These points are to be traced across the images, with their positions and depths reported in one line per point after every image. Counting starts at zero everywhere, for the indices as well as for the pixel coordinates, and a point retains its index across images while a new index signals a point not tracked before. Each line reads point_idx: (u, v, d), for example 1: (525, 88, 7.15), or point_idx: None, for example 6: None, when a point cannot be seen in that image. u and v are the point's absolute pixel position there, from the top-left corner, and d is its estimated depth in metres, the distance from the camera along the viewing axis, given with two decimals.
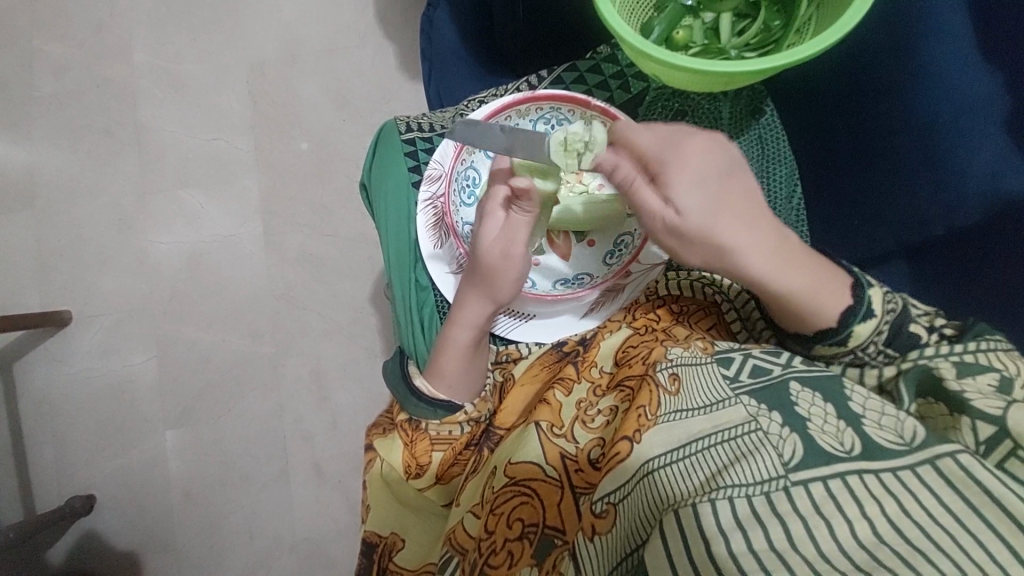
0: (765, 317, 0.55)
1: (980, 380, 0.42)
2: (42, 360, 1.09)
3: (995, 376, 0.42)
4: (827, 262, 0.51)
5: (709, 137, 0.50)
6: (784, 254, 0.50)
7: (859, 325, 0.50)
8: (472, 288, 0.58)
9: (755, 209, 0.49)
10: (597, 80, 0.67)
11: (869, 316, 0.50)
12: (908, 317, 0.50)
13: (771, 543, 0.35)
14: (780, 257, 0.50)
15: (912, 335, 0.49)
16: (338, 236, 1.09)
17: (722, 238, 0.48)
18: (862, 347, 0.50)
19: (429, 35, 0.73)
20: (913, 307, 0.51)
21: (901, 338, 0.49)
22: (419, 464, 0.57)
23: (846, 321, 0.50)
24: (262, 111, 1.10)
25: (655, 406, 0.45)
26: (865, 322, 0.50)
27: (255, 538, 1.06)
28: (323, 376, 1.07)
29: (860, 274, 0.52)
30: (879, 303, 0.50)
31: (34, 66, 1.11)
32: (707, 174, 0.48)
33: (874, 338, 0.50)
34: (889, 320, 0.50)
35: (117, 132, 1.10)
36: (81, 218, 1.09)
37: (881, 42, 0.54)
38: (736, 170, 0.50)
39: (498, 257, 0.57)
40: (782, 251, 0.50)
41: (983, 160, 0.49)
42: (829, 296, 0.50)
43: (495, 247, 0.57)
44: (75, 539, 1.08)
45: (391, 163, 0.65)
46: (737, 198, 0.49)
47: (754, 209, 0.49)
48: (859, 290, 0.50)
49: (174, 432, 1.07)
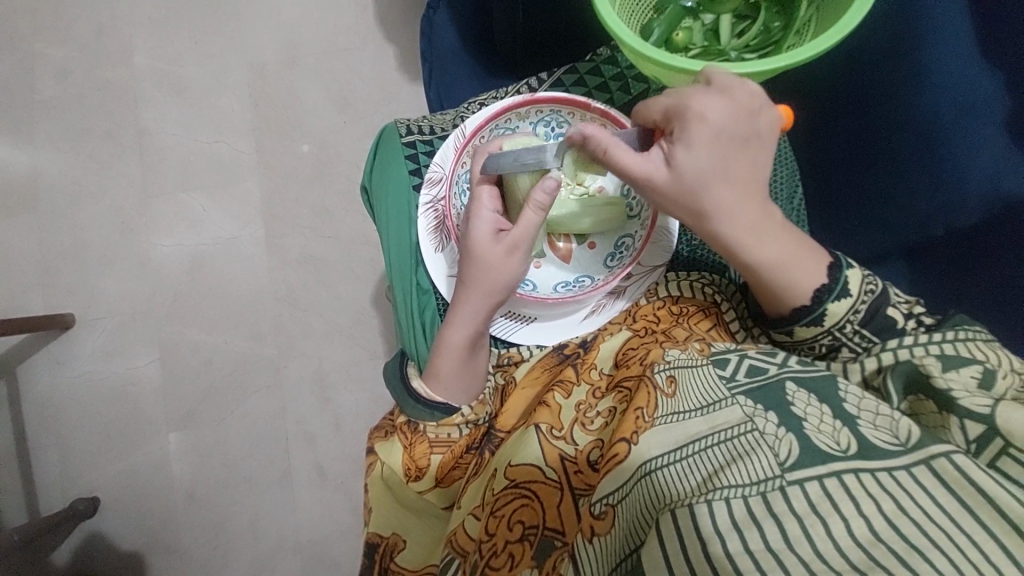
0: (756, 312, 0.57)
1: (965, 374, 0.42)
2: (45, 363, 1.10)
3: (978, 370, 0.43)
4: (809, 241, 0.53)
5: (733, 104, 0.48)
6: (764, 226, 0.51)
7: (834, 303, 0.50)
8: (465, 287, 0.59)
9: (752, 184, 0.51)
10: (597, 82, 0.66)
11: (844, 295, 0.50)
12: (885, 300, 0.50)
13: (767, 543, 0.35)
14: (763, 226, 0.51)
15: (888, 317, 0.50)
16: (339, 237, 1.09)
17: (705, 200, 0.50)
18: (839, 326, 0.51)
19: (429, 37, 0.73)
20: (892, 292, 0.51)
21: (877, 320, 0.50)
22: (418, 467, 0.57)
23: (820, 299, 0.51)
24: (263, 114, 1.10)
25: (653, 408, 0.46)
26: (840, 301, 0.50)
27: (258, 540, 1.06)
28: (325, 377, 1.08)
29: (842, 256, 0.52)
30: (856, 284, 0.51)
31: (36, 70, 1.12)
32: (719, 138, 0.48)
33: (850, 318, 0.50)
34: (866, 302, 0.50)
35: (120, 135, 1.11)
36: (84, 221, 1.10)
37: (880, 46, 0.54)
38: (751, 143, 0.50)
39: (502, 253, 0.57)
40: (762, 225, 0.51)
41: (983, 162, 0.49)
42: (806, 276, 0.51)
43: (496, 248, 0.57)
44: (79, 541, 1.09)
45: (391, 166, 0.65)
46: (738, 164, 0.49)
47: (751, 183, 0.50)
48: (836, 271, 0.51)
49: (177, 434, 1.08)
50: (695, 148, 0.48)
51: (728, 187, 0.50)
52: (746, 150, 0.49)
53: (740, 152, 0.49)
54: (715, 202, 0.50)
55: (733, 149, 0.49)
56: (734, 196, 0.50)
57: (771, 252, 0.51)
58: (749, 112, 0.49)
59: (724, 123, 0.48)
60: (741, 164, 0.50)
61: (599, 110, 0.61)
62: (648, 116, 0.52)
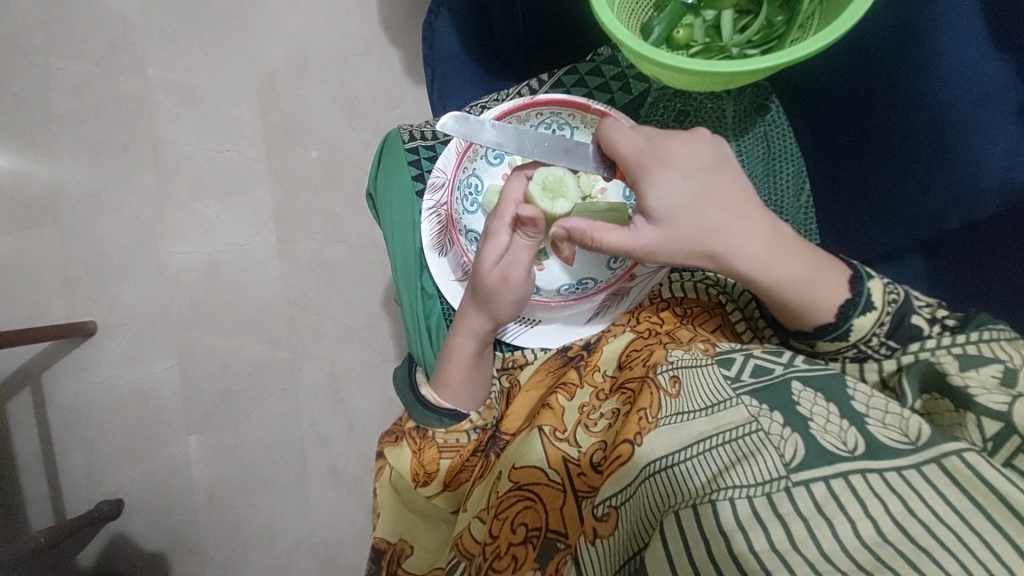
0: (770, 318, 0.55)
1: (984, 373, 0.41)
2: (68, 369, 1.13)
3: (998, 368, 0.41)
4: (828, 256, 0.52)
5: (690, 137, 0.53)
6: (778, 246, 0.51)
7: (858, 318, 0.49)
8: (473, 303, 0.58)
9: (744, 199, 0.51)
10: (598, 83, 0.67)
11: (869, 308, 0.49)
12: (910, 307, 0.49)
13: (772, 543, 0.35)
14: (775, 247, 0.51)
15: (914, 326, 0.48)
16: (350, 242, 1.10)
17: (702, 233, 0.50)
18: (864, 339, 0.50)
19: (430, 42, 0.73)
20: (915, 298, 0.50)
21: (903, 330, 0.49)
22: (427, 471, 0.58)
23: (844, 315, 0.50)
24: (273, 122, 1.12)
25: (656, 409, 0.45)
26: (865, 314, 0.49)
27: (276, 540, 1.08)
28: (338, 380, 1.09)
29: (861, 267, 0.51)
30: (878, 296, 0.50)
31: (53, 85, 1.15)
32: (691, 170, 0.51)
33: (877, 330, 0.49)
34: (890, 312, 0.49)
35: (134, 146, 1.13)
36: (102, 231, 1.12)
37: (886, 39, 0.53)
38: (723, 164, 0.52)
39: (498, 281, 0.56)
40: (774, 244, 0.51)
41: (995, 154, 0.48)
42: (826, 291, 0.50)
43: (494, 271, 0.56)
44: (105, 542, 1.12)
45: (395, 173, 0.66)
46: (720, 191, 0.51)
47: (743, 200, 0.51)
48: (857, 284, 0.50)
49: (196, 438, 1.10)
50: (669, 187, 0.50)
51: (721, 215, 0.50)
52: (719, 174, 0.51)
53: (715, 178, 0.51)
54: (714, 232, 0.50)
55: (707, 177, 0.51)
56: (733, 223, 0.50)
57: (794, 271, 0.50)
58: (705, 142, 0.53)
59: (687, 159, 0.51)
60: (723, 189, 0.51)
61: (600, 111, 0.63)
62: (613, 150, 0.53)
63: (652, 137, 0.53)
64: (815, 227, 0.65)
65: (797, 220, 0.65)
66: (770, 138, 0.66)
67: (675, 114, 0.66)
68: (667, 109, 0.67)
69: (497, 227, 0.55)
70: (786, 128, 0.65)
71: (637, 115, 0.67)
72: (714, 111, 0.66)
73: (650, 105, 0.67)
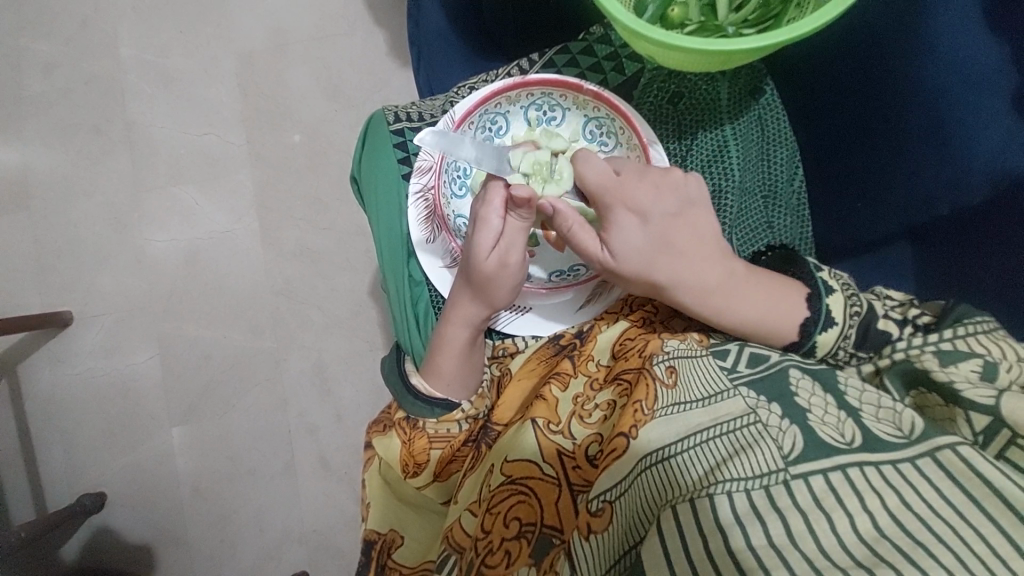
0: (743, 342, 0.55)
1: (965, 368, 0.40)
2: (45, 361, 1.10)
3: (979, 362, 0.41)
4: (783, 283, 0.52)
5: (659, 177, 0.53)
6: (737, 284, 0.52)
7: (821, 334, 0.49)
8: (468, 290, 0.56)
9: (700, 244, 0.53)
10: (590, 63, 0.65)
11: (830, 324, 0.49)
12: (874, 316, 0.49)
13: (769, 538, 0.33)
14: (731, 283, 0.52)
15: (882, 332, 0.49)
16: (335, 228, 1.08)
17: (657, 276, 0.51)
18: (832, 353, 0.50)
19: (416, 21, 0.71)
20: (877, 305, 0.50)
21: (871, 338, 0.49)
22: (416, 461, 0.56)
23: (807, 332, 0.50)
24: (252, 104, 1.09)
25: (652, 400, 0.43)
26: (828, 331, 0.49)
27: (265, 531, 1.07)
28: (325, 369, 1.07)
29: (822, 282, 0.51)
30: (841, 310, 0.49)
31: (22, 66, 1.10)
32: (649, 215, 0.52)
33: (842, 343, 0.49)
34: (854, 324, 0.49)
35: (108, 130, 1.10)
36: (76, 217, 1.09)
37: (887, 13, 0.50)
38: (685, 210, 0.53)
39: (496, 267, 0.54)
40: (727, 283, 0.52)
41: (991, 139, 0.47)
42: (780, 320, 0.50)
43: (493, 257, 0.54)
44: (88, 535, 1.10)
45: (380, 155, 0.64)
46: (681, 237, 0.52)
47: (699, 245, 0.53)
48: (817, 302, 0.50)
49: (180, 429, 1.08)
50: (628, 227, 0.51)
51: (680, 261, 0.52)
52: (681, 219, 0.53)
53: (675, 224, 0.52)
54: (666, 274, 0.51)
55: (664, 223, 0.52)
56: (682, 263, 0.52)
57: (750, 307, 0.51)
58: (675, 187, 0.53)
59: (650, 203, 0.52)
60: (682, 233, 0.53)
61: (592, 92, 0.60)
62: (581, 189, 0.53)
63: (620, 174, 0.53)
64: (808, 213, 0.64)
65: (790, 206, 0.64)
66: (765, 120, 0.63)
67: (669, 96, 0.65)
68: (660, 92, 0.65)
69: (487, 211, 0.52)
70: (782, 111, 0.63)
71: (630, 97, 0.65)
72: (708, 93, 0.63)
73: (644, 86, 0.65)
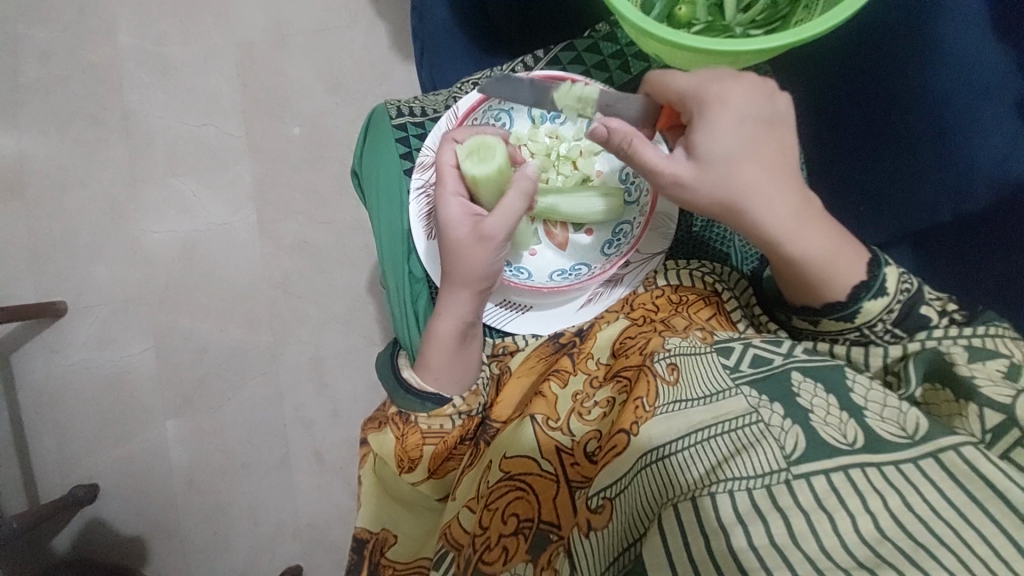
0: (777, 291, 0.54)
1: (990, 366, 0.41)
2: (39, 350, 1.09)
3: (1004, 363, 0.41)
4: (848, 234, 0.50)
5: (756, 80, 0.49)
6: (804, 218, 0.48)
7: (869, 301, 0.47)
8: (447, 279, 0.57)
9: (784, 166, 0.49)
10: (595, 60, 0.65)
11: (881, 293, 0.48)
12: (920, 298, 0.48)
13: (772, 538, 0.33)
14: (805, 214, 0.48)
15: (923, 316, 0.47)
16: (334, 223, 1.07)
17: (739, 189, 0.47)
18: (870, 323, 0.48)
19: (420, 14, 0.70)
20: (926, 289, 0.48)
21: (912, 319, 0.47)
22: (411, 457, 0.55)
23: (856, 296, 0.48)
24: (252, 95, 1.08)
25: (653, 397, 0.43)
26: (877, 299, 0.47)
27: (258, 525, 1.07)
28: (322, 364, 1.07)
29: (878, 253, 0.50)
30: (893, 282, 0.48)
31: (19, 52, 1.09)
32: (746, 118, 0.47)
33: (883, 316, 0.48)
34: (902, 300, 0.47)
35: (105, 119, 1.09)
36: (72, 207, 1.08)
37: (895, 25, 0.51)
38: (776, 122, 0.49)
39: (473, 239, 0.54)
40: (801, 217, 0.48)
41: (995, 147, 0.48)
42: (837, 271, 0.48)
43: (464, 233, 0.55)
44: (80, 527, 1.09)
45: (381, 150, 0.64)
46: (765, 147, 0.48)
47: (783, 165, 0.49)
48: (874, 268, 0.48)
49: (174, 422, 1.08)
50: (721, 131, 0.47)
51: (761, 175, 0.48)
52: (773, 131, 0.49)
53: (766, 137, 0.48)
54: (748, 188, 0.47)
55: (756, 132, 0.48)
56: (766, 178, 0.48)
57: (813, 246, 0.48)
58: (770, 93, 0.49)
59: (744, 106, 0.47)
60: (771, 146, 0.48)
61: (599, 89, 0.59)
62: (664, 92, 0.51)
63: (708, 75, 0.49)
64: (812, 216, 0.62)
65: None
66: None
67: None
68: None
69: (445, 194, 0.57)
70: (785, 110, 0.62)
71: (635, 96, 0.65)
72: None
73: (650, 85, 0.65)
